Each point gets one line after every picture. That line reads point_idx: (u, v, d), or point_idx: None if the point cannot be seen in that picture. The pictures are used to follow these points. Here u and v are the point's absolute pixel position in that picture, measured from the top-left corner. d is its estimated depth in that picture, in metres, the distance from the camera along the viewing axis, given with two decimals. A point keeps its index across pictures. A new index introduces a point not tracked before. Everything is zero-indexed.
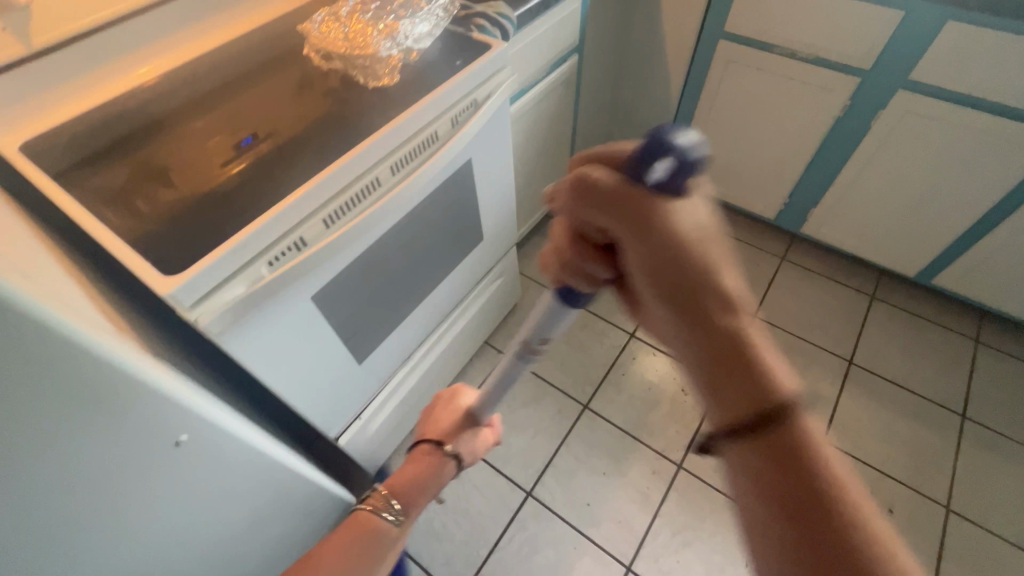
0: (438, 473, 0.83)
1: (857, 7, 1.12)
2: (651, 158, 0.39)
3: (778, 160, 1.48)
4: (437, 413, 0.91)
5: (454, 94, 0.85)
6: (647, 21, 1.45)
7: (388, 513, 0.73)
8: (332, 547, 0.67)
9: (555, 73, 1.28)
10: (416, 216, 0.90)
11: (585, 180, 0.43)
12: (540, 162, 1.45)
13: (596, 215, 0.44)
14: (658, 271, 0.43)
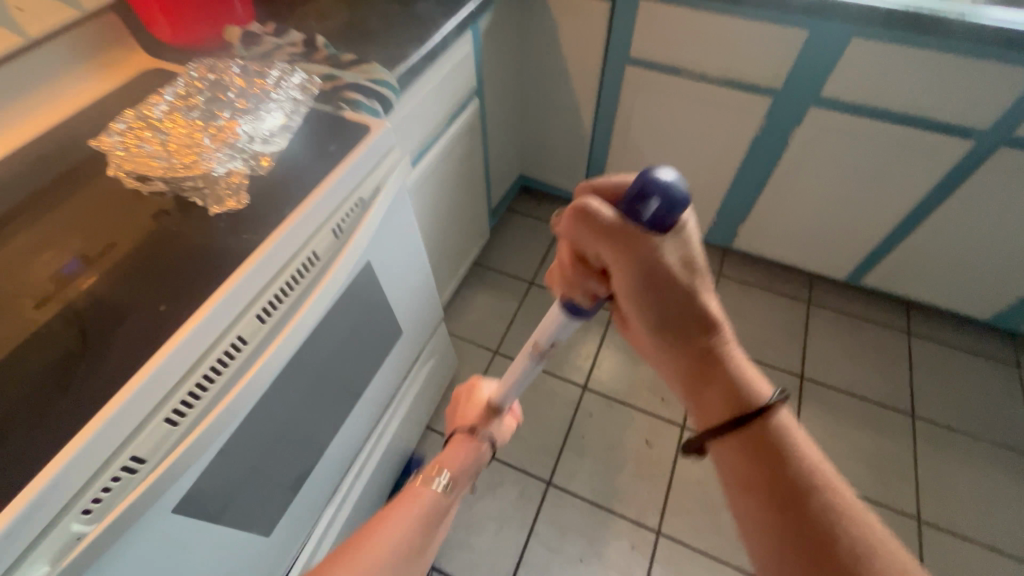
0: (474, 458, 0.81)
1: (761, 29, 1.06)
2: (642, 196, 0.41)
3: (700, 181, 1.43)
4: (460, 405, 0.88)
5: (330, 201, 0.66)
6: (546, 50, 1.33)
7: (438, 481, 0.72)
8: (392, 511, 0.65)
9: (455, 124, 1.12)
10: (306, 352, 0.71)
11: (581, 209, 0.44)
12: (455, 218, 1.29)
13: (593, 242, 0.45)
14: (645, 289, 0.46)
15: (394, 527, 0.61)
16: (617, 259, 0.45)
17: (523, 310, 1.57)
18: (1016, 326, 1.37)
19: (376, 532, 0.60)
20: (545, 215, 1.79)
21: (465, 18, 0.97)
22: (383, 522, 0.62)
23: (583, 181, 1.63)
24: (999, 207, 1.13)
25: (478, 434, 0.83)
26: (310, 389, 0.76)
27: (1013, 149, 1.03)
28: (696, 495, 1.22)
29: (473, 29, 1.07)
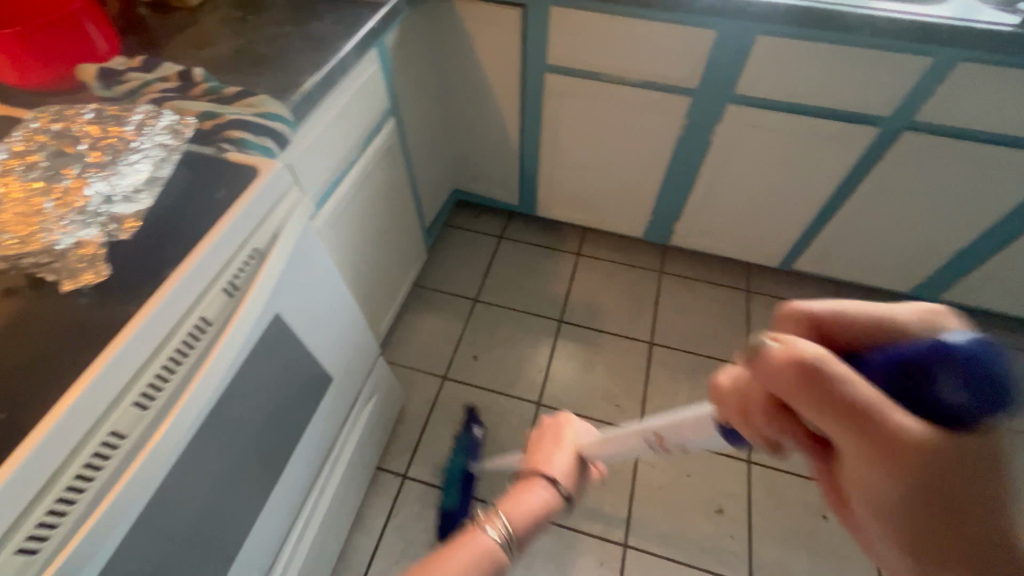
0: (546, 511, 0.65)
1: (670, 30, 1.06)
2: (937, 371, 0.24)
3: (633, 183, 1.42)
4: (540, 448, 0.74)
5: (217, 258, 0.58)
6: (463, 61, 1.28)
7: (498, 528, 0.60)
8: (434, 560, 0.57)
9: (370, 148, 1.05)
10: (209, 426, 0.63)
11: (815, 362, 0.27)
12: (383, 244, 1.23)
13: (803, 407, 0.28)
14: (913, 513, 0.25)
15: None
16: (860, 449, 0.26)
17: (469, 329, 1.51)
18: (935, 296, 1.45)
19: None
20: (484, 228, 1.74)
21: (365, 37, 0.91)
22: None
23: (518, 191, 1.60)
24: (908, 187, 1.18)
25: (559, 484, 0.68)
26: (221, 465, 0.68)
27: (915, 133, 1.07)
28: (659, 500, 1.21)
29: (378, 47, 1.00)
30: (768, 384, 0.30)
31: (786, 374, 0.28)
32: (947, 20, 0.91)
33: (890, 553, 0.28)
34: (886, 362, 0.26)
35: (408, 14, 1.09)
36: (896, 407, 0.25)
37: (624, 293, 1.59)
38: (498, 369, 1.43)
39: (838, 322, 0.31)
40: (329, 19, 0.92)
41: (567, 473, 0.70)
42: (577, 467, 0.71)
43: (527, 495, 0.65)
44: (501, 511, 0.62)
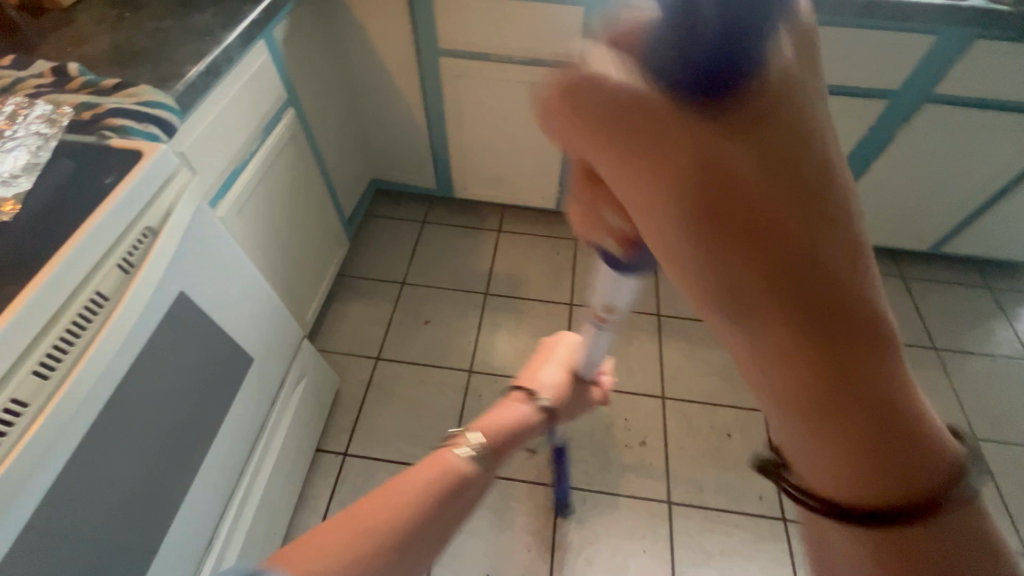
0: (525, 421, 0.68)
1: (543, 11, 1.16)
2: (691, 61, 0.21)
3: (537, 156, 1.52)
4: (538, 362, 0.82)
5: (105, 235, 0.61)
6: (360, 51, 1.33)
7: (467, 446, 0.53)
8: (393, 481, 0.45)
9: (270, 137, 1.09)
10: (120, 399, 0.66)
11: (578, 84, 0.25)
12: (298, 232, 1.26)
13: (592, 148, 0.27)
14: (700, 225, 0.24)
15: (412, 496, 0.44)
16: (637, 172, 0.25)
17: (399, 311, 1.57)
18: None
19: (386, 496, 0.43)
20: (406, 214, 1.80)
21: (249, 28, 0.94)
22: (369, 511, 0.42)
23: (433, 175, 1.66)
24: None
25: (541, 399, 0.72)
26: (139, 440, 0.71)
27: None
28: (586, 442, 1.33)
29: (265, 39, 1.04)
30: (559, 136, 0.28)
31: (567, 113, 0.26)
32: None
33: (690, 288, 0.27)
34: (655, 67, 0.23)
35: (295, 6, 1.13)
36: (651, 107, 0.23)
37: (543, 262, 1.69)
38: (429, 344, 1.49)
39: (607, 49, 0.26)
40: (212, 12, 0.95)
41: (555, 388, 0.76)
42: (573, 381, 0.79)
43: (510, 408, 0.68)
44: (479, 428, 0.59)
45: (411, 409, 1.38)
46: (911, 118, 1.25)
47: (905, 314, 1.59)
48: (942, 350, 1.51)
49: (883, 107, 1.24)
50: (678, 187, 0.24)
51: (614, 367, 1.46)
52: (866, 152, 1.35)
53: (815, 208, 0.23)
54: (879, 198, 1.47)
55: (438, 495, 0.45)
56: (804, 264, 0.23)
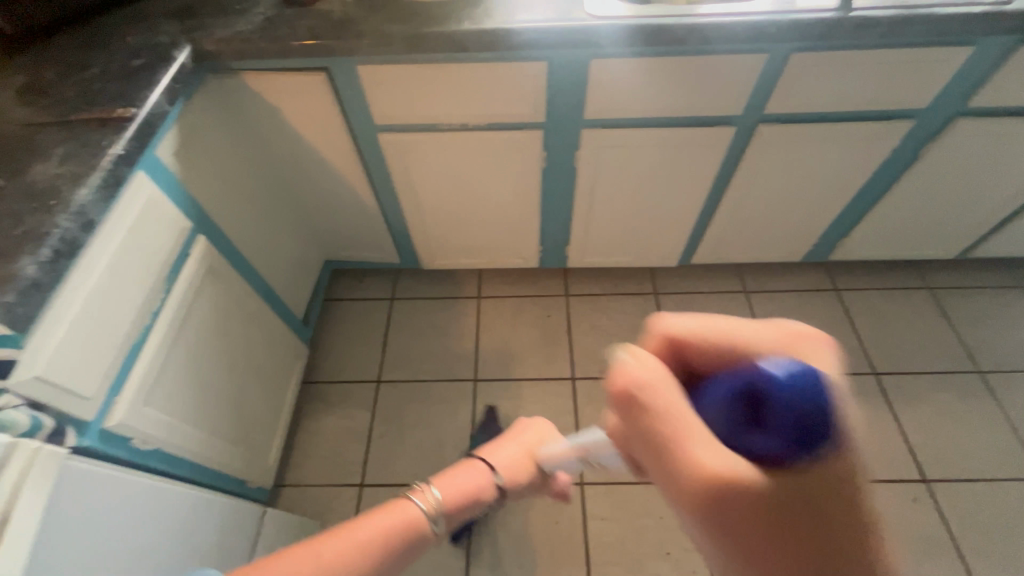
0: (474, 482, 0.72)
1: (500, 70, 0.94)
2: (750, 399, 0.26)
3: (512, 222, 1.30)
4: (499, 441, 0.80)
5: None
6: (282, 136, 1.09)
7: (426, 495, 0.64)
8: (499, 439, 0.80)
9: (173, 291, 0.85)
10: None
11: (636, 381, 0.30)
12: (240, 375, 1.04)
13: (656, 402, 0.30)
14: (716, 500, 0.27)
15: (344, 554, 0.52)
16: (660, 453, 0.30)
17: (378, 418, 1.35)
18: (825, 257, 1.48)
19: (326, 538, 0.53)
20: (370, 293, 1.57)
21: (106, 168, 0.70)
22: (491, 448, 0.78)
23: (396, 250, 1.43)
24: (776, 174, 1.16)
25: (500, 477, 0.74)
26: None
27: (770, 124, 1.04)
28: (617, 554, 1.16)
29: (143, 166, 0.80)
30: (636, 431, 0.31)
31: (637, 388, 0.30)
32: (773, 14, 0.86)
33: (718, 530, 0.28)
34: (730, 410, 0.27)
35: (180, 112, 0.89)
36: (665, 387, 0.30)
37: (535, 329, 1.49)
38: (419, 456, 1.29)
39: (699, 339, 0.32)
40: (59, 157, 0.70)
41: (512, 470, 0.76)
42: (530, 468, 0.77)
43: (469, 472, 0.73)
44: (503, 485, 0.74)
45: None
46: (940, 134, 1.07)
47: (937, 329, 1.44)
48: (987, 373, 1.36)
49: (909, 127, 1.05)
50: (675, 475, 0.29)
51: None
52: (888, 172, 1.17)
53: (811, 503, 0.26)
54: (904, 216, 1.29)
55: (384, 542, 0.56)
56: (806, 516, 0.26)
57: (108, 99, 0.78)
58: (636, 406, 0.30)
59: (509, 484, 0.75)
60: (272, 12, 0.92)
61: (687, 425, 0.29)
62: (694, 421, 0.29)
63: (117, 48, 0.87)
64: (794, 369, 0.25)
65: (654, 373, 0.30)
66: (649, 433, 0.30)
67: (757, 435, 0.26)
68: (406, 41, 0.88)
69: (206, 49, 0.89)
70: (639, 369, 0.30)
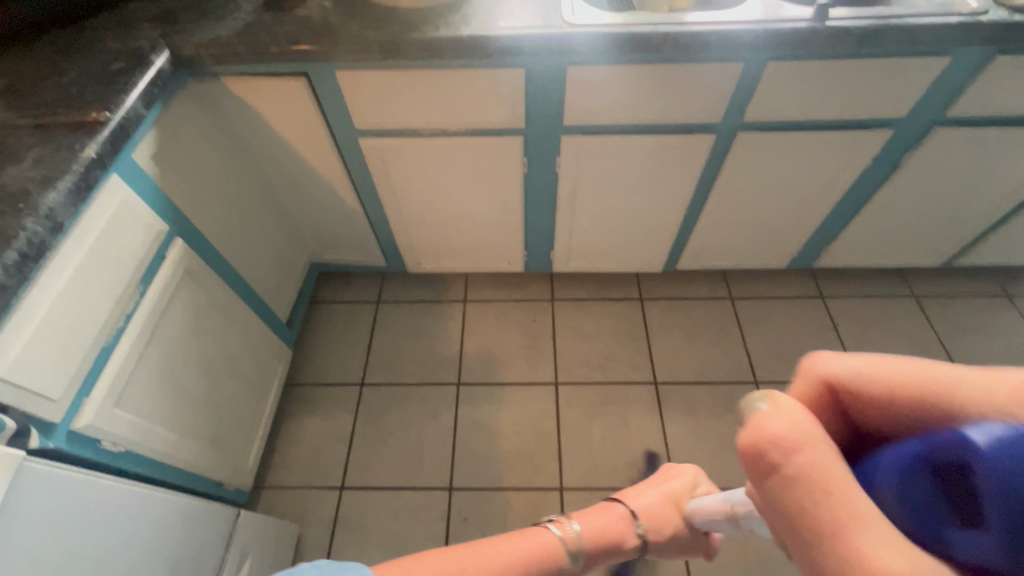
0: (614, 526, 0.75)
1: (477, 76, 0.94)
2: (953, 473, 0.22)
3: (495, 226, 1.31)
4: (640, 486, 0.84)
5: None
6: (264, 139, 1.10)
7: (563, 522, 0.69)
8: (638, 486, 0.84)
9: (147, 293, 0.86)
10: None
11: (785, 434, 0.26)
12: (218, 376, 1.04)
13: (812, 467, 0.25)
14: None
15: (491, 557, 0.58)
16: (812, 528, 0.25)
17: (360, 420, 1.36)
18: (810, 264, 1.48)
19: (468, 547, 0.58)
20: (356, 295, 1.58)
21: (77, 171, 0.71)
22: (633, 494, 0.82)
23: (381, 253, 1.44)
24: (756, 182, 1.17)
25: (641, 523, 0.77)
26: None
27: (749, 132, 1.05)
28: None
29: (118, 169, 0.81)
30: (778, 500, 0.26)
31: (780, 446, 0.26)
32: (747, 24, 0.86)
33: None
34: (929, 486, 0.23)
35: (157, 115, 0.89)
36: (818, 448, 0.26)
37: (519, 333, 1.50)
38: (400, 458, 1.30)
39: (869, 384, 0.29)
40: (31, 160, 0.71)
41: (651, 515, 0.78)
42: (670, 511, 0.79)
43: (602, 513, 0.77)
44: (642, 520, 0.77)
45: (388, 549, 1.18)
46: (918, 144, 1.07)
47: (921, 338, 1.44)
48: None
49: (887, 137, 1.05)
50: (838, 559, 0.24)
51: (613, 457, 1.29)
52: (869, 181, 1.18)
53: None
54: (887, 224, 1.29)
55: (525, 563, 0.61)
56: None
57: (84, 103, 0.79)
58: (781, 467, 0.26)
59: (649, 530, 0.77)
60: (252, 17, 0.93)
61: (853, 502, 0.24)
62: (858, 489, 0.25)
63: (98, 51, 0.88)
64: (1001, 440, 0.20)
65: (801, 423, 0.26)
66: (804, 507, 0.25)
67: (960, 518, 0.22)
68: (383, 47, 0.88)
69: (185, 54, 0.90)
70: (788, 418, 0.26)
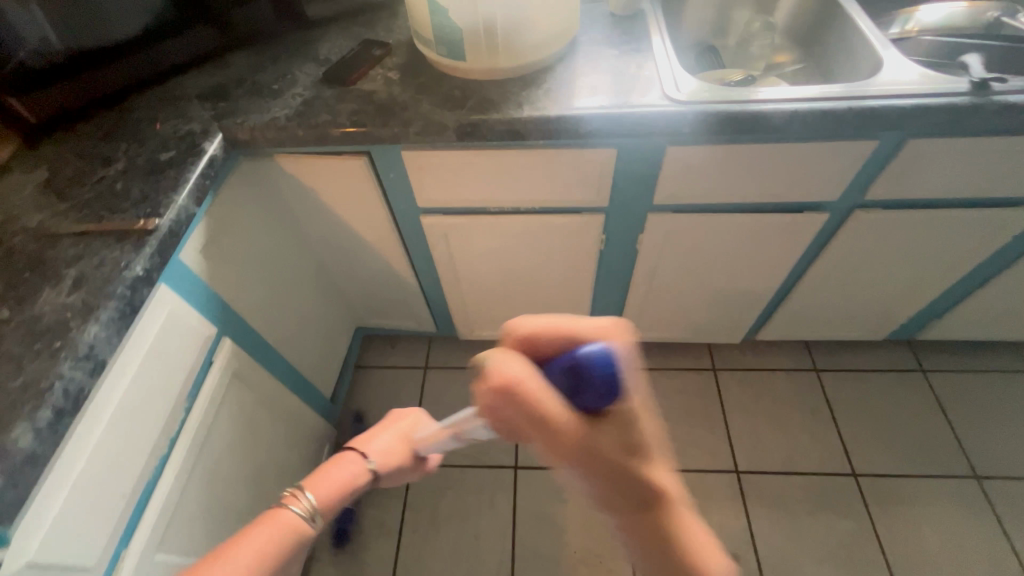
0: (347, 481, 0.69)
1: (559, 156, 0.83)
2: (575, 382, 0.34)
3: (560, 300, 1.18)
4: (376, 429, 0.77)
5: None
6: (316, 215, 1.01)
7: (303, 506, 0.62)
8: (381, 426, 0.76)
9: (193, 410, 0.76)
10: None
11: (515, 380, 0.35)
12: (263, 480, 0.94)
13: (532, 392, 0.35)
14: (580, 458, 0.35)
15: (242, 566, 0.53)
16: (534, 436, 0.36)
17: (409, 507, 1.24)
18: (912, 336, 1.31)
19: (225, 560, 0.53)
20: (402, 361, 1.47)
21: (122, 295, 0.61)
22: (369, 435, 0.75)
23: (431, 321, 1.33)
24: (867, 259, 1.02)
25: (375, 465, 0.72)
26: None
27: (869, 211, 0.90)
28: None
29: (167, 277, 0.72)
30: (500, 415, 0.36)
31: (507, 392, 0.35)
32: (887, 99, 0.73)
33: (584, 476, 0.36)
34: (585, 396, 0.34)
35: (208, 206, 0.80)
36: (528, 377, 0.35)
37: None
38: (454, 556, 1.18)
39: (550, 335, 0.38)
40: (70, 283, 0.62)
41: (385, 454, 0.73)
42: (408, 454, 0.75)
43: (339, 466, 0.70)
44: (375, 471, 0.72)
45: None
46: None
47: None
48: None
49: None
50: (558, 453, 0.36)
51: None
52: (1000, 257, 1.02)
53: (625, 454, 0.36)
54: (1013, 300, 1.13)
55: (269, 556, 0.56)
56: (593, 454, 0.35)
57: (131, 204, 0.70)
58: (512, 403, 0.34)
59: (383, 470, 0.73)
60: (311, 93, 0.84)
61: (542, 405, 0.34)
62: (548, 396, 0.35)
63: (144, 136, 0.80)
64: (603, 353, 0.34)
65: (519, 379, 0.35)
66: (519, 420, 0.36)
67: (586, 400, 0.34)
68: (458, 130, 0.78)
69: (239, 137, 0.81)
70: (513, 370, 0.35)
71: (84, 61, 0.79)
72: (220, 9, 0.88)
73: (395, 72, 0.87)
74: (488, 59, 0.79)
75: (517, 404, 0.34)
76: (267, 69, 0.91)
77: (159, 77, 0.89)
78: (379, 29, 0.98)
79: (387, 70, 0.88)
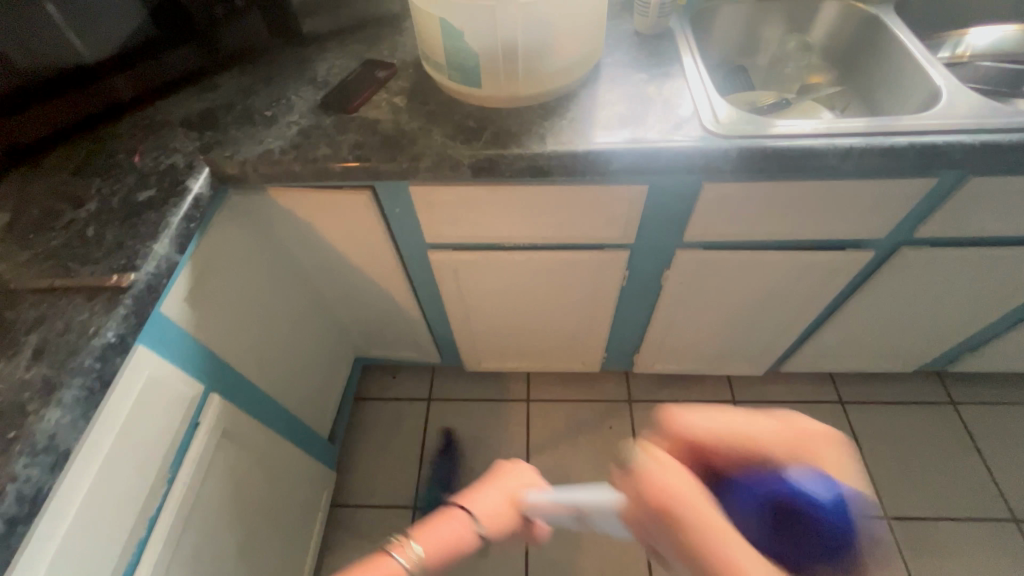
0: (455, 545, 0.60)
1: (584, 193, 0.75)
2: (783, 512, 0.33)
3: (575, 334, 1.11)
4: (479, 483, 0.66)
5: None
6: (314, 249, 0.93)
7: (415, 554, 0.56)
8: (488, 480, 0.66)
9: (176, 482, 0.67)
10: None
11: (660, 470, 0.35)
12: (256, 543, 0.86)
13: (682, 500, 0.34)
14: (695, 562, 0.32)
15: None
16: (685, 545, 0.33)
17: None
18: (942, 368, 1.24)
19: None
20: (404, 392, 1.39)
21: (91, 368, 0.53)
22: (472, 490, 0.65)
23: (436, 353, 1.25)
24: (908, 297, 0.95)
25: (486, 527, 0.61)
26: None
27: (917, 249, 0.83)
28: None
29: (146, 335, 0.63)
30: (642, 499, 0.36)
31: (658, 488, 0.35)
32: (951, 135, 0.66)
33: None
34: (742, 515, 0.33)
35: (194, 249, 0.72)
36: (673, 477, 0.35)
37: (594, 444, 1.29)
38: None
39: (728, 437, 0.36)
40: (30, 353, 0.53)
41: (494, 519, 0.62)
42: (517, 516, 0.63)
43: (451, 521, 0.61)
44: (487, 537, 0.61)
45: None
46: None
47: None
48: None
49: None
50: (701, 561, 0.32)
51: None
52: None
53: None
54: None
55: None
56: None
57: (104, 253, 0.62)
58: (651, 488, 0.35)
59: (494, 533, 0.62)
60: (308, 122, 0.76)
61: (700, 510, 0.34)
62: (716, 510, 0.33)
63: (121, 171, 0.72)
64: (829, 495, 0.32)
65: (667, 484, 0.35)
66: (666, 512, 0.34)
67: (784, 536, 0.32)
68: (473, 166, 0.70)
69: (228, 172, 0.73)
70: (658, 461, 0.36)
71: (52, 88, 0.70)
72: (207, 27, 0.79)
73: (402, 97, 0.79)
74: (507, 85, 0.71)
75: (674, 525, 0.34)
76: (259, 92, 0.82)
77: (139, 101, 0.80)
78: (382, 47, 0.89)
79: (393, 94, 0.79)
